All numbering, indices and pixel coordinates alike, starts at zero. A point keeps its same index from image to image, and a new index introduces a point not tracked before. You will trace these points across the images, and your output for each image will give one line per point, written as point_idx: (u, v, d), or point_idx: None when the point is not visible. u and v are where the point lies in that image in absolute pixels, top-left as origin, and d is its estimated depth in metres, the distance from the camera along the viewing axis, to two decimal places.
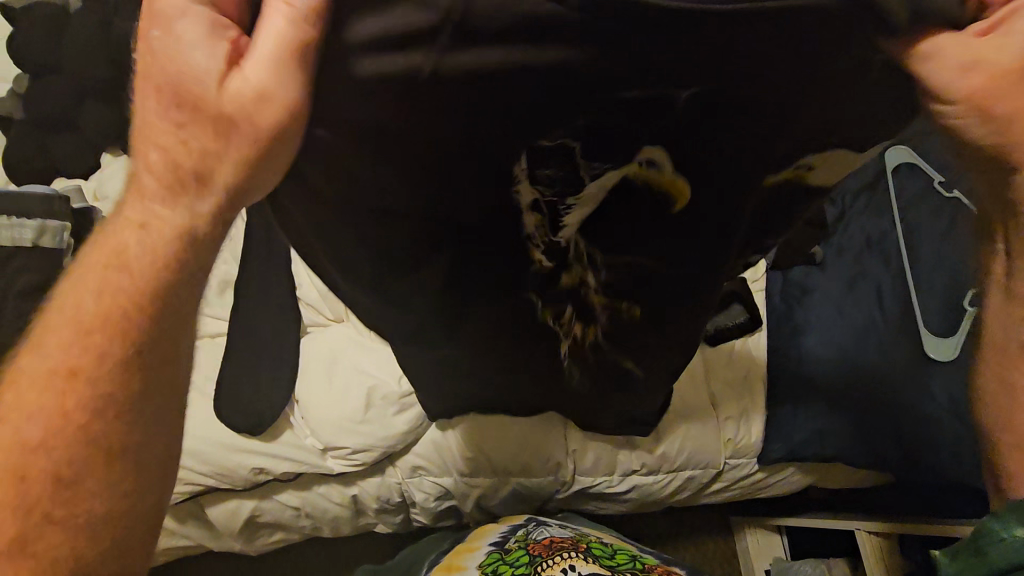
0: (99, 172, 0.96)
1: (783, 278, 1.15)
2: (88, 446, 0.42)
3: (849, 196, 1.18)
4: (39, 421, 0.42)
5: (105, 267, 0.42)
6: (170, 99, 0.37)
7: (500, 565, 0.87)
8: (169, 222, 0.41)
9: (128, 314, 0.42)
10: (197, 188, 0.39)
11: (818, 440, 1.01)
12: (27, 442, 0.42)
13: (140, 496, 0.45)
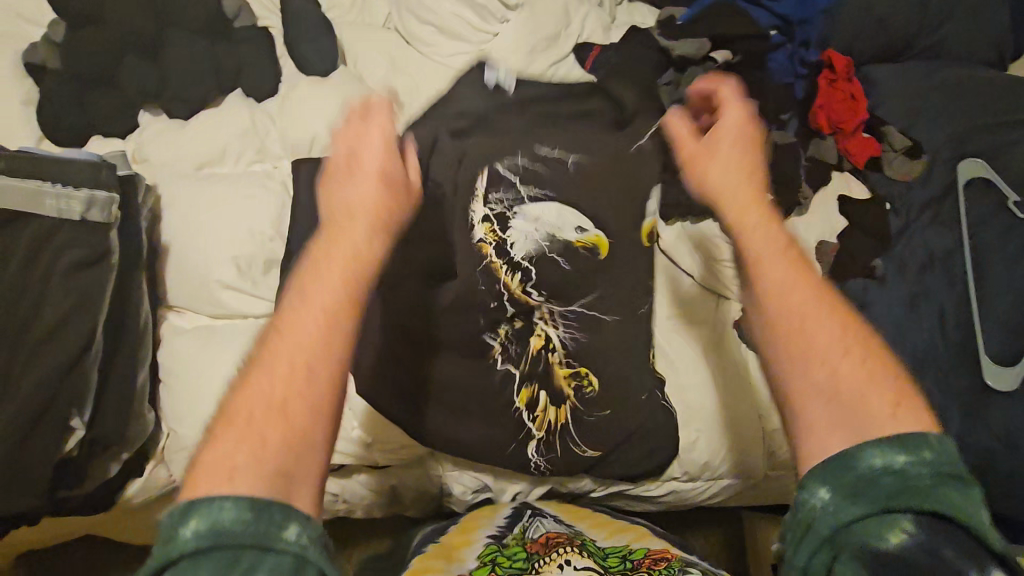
0: (139, 134, 0.91)
1: (839, 290, 1.11)
2: (312, 389, 0.41)
3: (915, 209, 1.13)
4: (304, 332, 0.42)
5: (341, 234, 0.47)
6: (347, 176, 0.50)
7: (497, 558, 0.77)
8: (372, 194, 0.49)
9: (371, 248, 0.48)
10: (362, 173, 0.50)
11: None
12: (305, 332, 0.42)
13: (312, 411, 0.41)
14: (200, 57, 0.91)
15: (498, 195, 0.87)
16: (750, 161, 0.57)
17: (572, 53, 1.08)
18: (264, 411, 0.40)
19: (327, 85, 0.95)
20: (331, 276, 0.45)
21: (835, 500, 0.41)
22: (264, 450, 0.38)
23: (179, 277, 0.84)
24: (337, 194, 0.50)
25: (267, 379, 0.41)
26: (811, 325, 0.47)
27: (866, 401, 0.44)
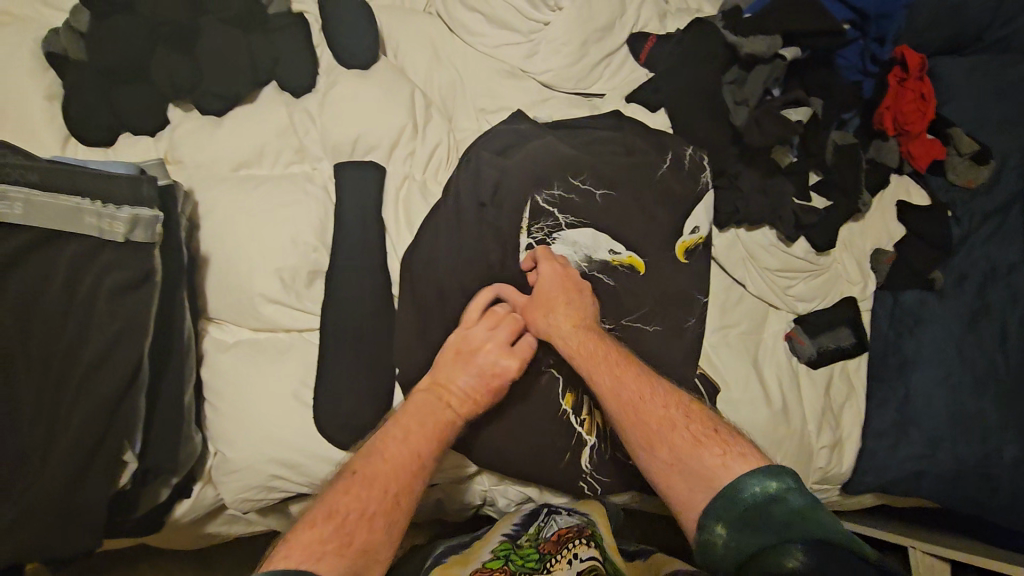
0: (171, 131, 0.85)
1: (893, 300, 1.07)
2: (409, 488, 0.69)
3: (978, 217, 1.08)
4: (409, 450, 0.71)
5: (431, 425, 0.74)
6: (466, 362, 0.79)
7: (510, 557, 0.80)
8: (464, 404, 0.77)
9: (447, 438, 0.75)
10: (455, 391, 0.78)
11: (914, 480, 0.98)
12: (408, 455, 0.70)
13: (381, 530, 0.65)
14: (237, 50, 0.85)
15: (539, 224, 0.86)
16: (565, 295, 0.83)
17: (626, 44, 1.02)
18: (405, 442, 0.71)
19: (369, 80, 0.89)
20: (427, 434, 0.73)
21: (730, 534, 0.59)
22: (356, 535, 0.62)
23: (220, 290, 0.80)
24: (455, 378, 0.78)
25: (399, 452, 0.70)
26: (647, 400, 0.74)
27: (679, 459, 0.69)
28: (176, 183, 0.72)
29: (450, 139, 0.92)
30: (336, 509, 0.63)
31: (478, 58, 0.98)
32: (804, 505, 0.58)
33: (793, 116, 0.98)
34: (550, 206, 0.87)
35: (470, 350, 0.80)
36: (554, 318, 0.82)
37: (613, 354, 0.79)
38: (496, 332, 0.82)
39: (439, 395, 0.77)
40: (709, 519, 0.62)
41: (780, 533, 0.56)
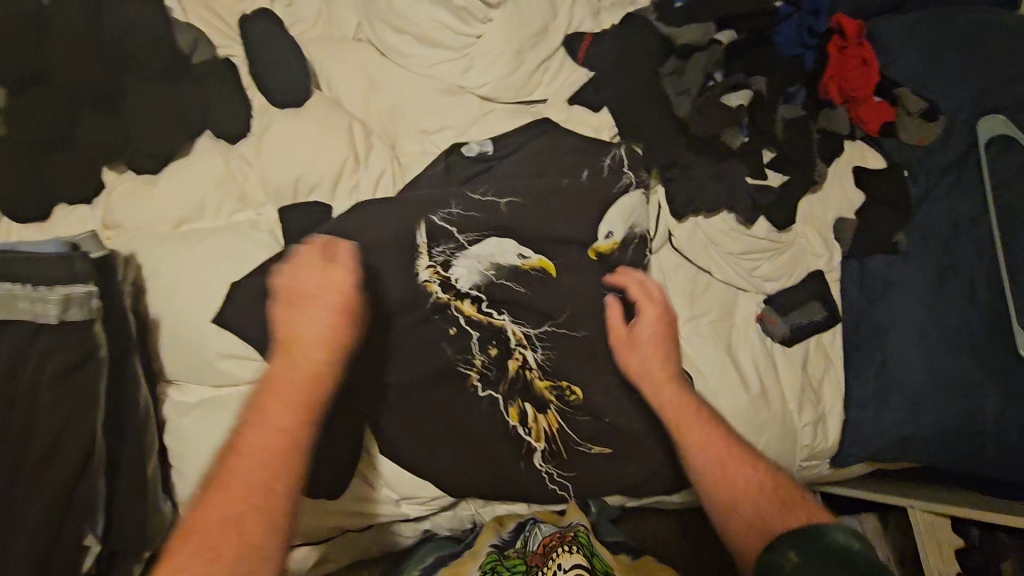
0: (107, 196, 0.83)
1: (861, 269, 1.07)
2: (283, 474, 0.54)
3: (936, 173, 1.07)
4: (271, 433, 0.55)
5: (296, 390, 0.58)
6: (298, 308, 0.63)
7: (498, 567, 0.80)
8: (327, 337, 0.61)
9: (312, 397, 0.59)
10: (297, 341, 0.61)
11: (902, 447, 0.97)
12: (287, 432, 0.56)
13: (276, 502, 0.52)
14: (161, 105, 0.83)
15: (438, 246, 0.80)
16: (660, 342, 0.82)
17: (563, 45, 1.00)
18: (273, 432, 0.55)
19: (303, 116, 0.88)
20: (276, 408, 0.57)
21: (801, 556, 0.57)
22: (245, 530, 0.50)
23: (175, 351, 0.79)
24: (298, 319, 0.63)
25: (283, 439, 0.55)
26: (731, 462, 0.71)
27: (767, 515, 0.65)
28: (111, 252, 0.71)
29: (394, 166, 0.90)
30: (199, 520, 0.50)
31: (414, 79, 0.96)
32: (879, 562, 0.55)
33: (734, 100, 0.97)
34: (446, 225, 0.81)
35: (304, 296, 0.63)
36: (653, 373, 0.80)
37: (707, 414, 0.76)
38: (314, 263, 0.66)
39: (290, 348, 0.61)
40: (781, 546, 0.59)
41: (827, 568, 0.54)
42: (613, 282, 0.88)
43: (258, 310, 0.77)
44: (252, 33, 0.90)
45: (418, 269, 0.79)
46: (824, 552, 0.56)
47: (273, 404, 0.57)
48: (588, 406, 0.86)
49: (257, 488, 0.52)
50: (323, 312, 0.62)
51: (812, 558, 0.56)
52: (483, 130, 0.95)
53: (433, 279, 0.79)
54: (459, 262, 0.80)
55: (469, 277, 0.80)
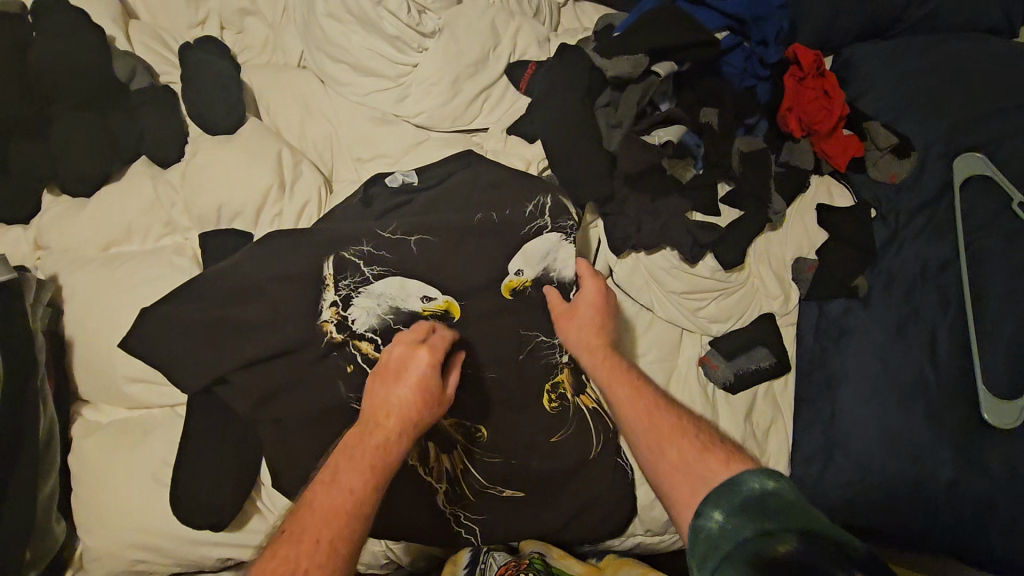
0: (41, 218, 0.87)
1: (818, 312, 1.00)
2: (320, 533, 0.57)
3: (905, 214, 0.99)
4: (347, 498, 0.60)
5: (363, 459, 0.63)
6: (398, 381, 0.69)
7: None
8: (415, 402, 0.67)
9: (387, 462, 0.63)
10: (390, 408, 0.67)
11: (847, 510, 0.90)
12: (343, 501, 0.59)
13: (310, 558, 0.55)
14: (91, 131, 0.85)
15: (344, 279, 0.80)
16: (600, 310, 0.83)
17: (505, 73, 0.99)
18: (343, 498, 0.60)
19: (232, 144, 0.89)
20: (357, 469, 0.61)
21: (729, 518, 0.53)
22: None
23: (87, 372, 0.80)
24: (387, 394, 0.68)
25: (314, 499, 0.60)
26: (655, 418, 0.69)
27: (697, 468, 0.62)
28: (18, 276, 0.75)
29: (320, 194, 0.90)
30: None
31: (351, 107, 0.96)
32: (801, 502, 0.53)
33: (660, 137, 0.93)
34: (356, 260, 0.81)
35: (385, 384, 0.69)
36: (590, 336, 0.81)
37: (636, 378, 0.76)
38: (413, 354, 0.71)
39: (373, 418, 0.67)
40: (705, 508, 0.56)
41: (753, 517, 0.52)
42: (532, 320, 0.86)
43: (163, 337, 0.78)
44: (189, 60, 0.91)
45: (322, 303, 0.79)
46: (745, 499, 0.54)
47: (340, 469, 0.62)
48: (499, 446, 0.85)
49: (289, 550, 0.56)
50: (402, 381, 0.69)
51: (734, 508, 0.54)
52: (415, 159, 0.94)
53: (333, 314, 0.79)
54: (362, 297, 0.80)
55: (370, 313, 0.80)
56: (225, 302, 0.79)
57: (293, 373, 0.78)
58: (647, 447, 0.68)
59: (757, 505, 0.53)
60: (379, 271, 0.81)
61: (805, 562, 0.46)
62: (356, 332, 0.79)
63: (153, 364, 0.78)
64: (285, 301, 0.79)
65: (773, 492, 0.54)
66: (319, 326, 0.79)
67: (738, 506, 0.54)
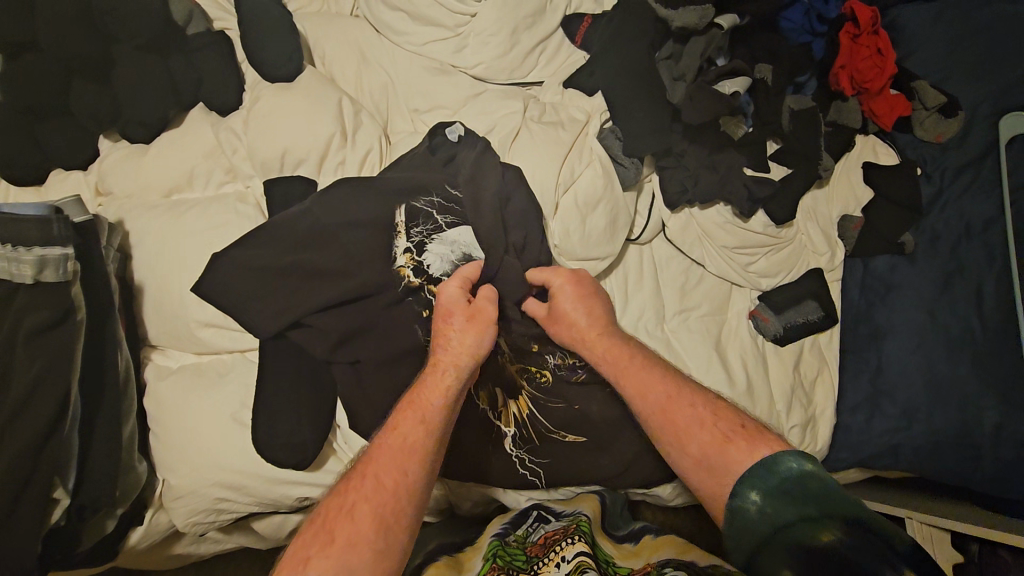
0: (102, 162, 0.87)
1: (864, 268, 1.03)
2: (385, 475, 0.63)
3: (950, 173, 1.01)
4: (409, 444, 0.66)
5: (417, 408, 0.69)
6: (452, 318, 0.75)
7: (497, 554, 0.76)
8: (470, 342, 0.73)
9: (444, 410, 0.70)
10: (446, 350, 0.74)
11: (891, 455, 0.94)
12: (406, 443, 0.66)
13: (384, 496, 0.62)
14: (150, 73, 0.84)
15: (417, 226, 0.81)
16: (586, 302, 0.81)
17: (561, 26, 0.98)
18: (401, 443, 0.66)
19: (292, 90, 0.88)
20: (413, 419, 0.68)
21: (765, 499, 0.57)
22: (354, 519, 0.60)
23: (158, 317, 0.81)
24: (452, 335, 0.74)
25: (379, 446, 0.66)
26: (676, 410, 0.71)
27: (715, 457, 0.65)
28: (94, 217, 0.74)
29: (382, 144, 0.89)
30: (327, 515, 0.61)
31: (407, 57, 0.96)
32: (836, 486, 0.57)
33: (728, 88, 0.93)
34: (429, 208, 0.82)
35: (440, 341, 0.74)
36: (580, 327, 0.80)
37: (652, 364, 0.76)
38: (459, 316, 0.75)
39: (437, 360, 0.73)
40: (741, 488, 0.60)
41: (797, 509, 0.55)
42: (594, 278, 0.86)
43: (236, 283, 0.78)
44: (244, 4, 0.89)
45: (397, 251, 0.80)
46: (781, 482, 0.58)
47: (403, 417, 0.69)
48: (560, 392, 0.87)
49: (355, 495, 0.62)
50: (461, 318, 0.75)
51: (770, 492, 0.58)
52: (473, 111, 0.93)
53: (407, 261, 0.80)
54: (436, 245, 0.81)
55: (442, 259, 0.81)
56: (298, 248, 0.79)
57: (367, 317, 0.79)
58: (670, 436, 0.70)
59: (790, 487, 0.57)
60: (452, 219, 0.82)
61: (850, 552, 0.50)
62: (433, 277, 0.80)
63: (224, 309, 0.78)
64: (359, 247, 0.80)
65: (802, 472, 0.58)
66: (396, 271, 0.80)
67: (776, 490, 0.57)
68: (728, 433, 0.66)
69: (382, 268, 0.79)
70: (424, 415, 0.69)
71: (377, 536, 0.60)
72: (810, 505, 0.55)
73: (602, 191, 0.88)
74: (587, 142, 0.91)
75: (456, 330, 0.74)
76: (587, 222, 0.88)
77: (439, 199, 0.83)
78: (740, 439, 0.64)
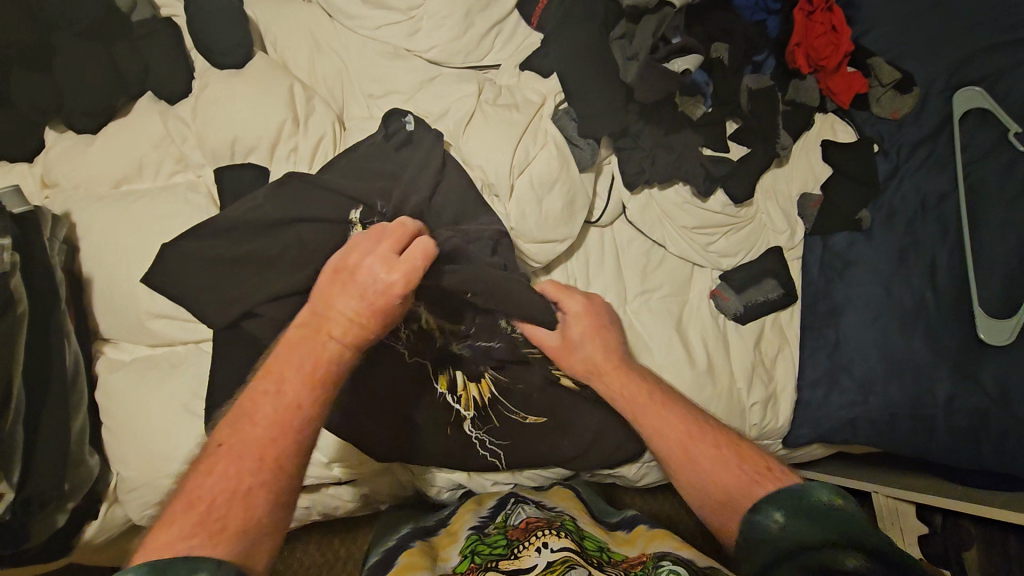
0: (47, 153, 0.85)
1: (823, 246, 1.04)
2: (266, 452, 0.58)
3: (906, 148, 1.02)
4: (282, 409, 0.60)
5: (300, 368, 0.63)
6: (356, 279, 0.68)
7: (477, 547, 0.76)
8: (358, 308, 0.66)
9: (334, 369, 0.64)
10: (335, 312, 0.66)
11: (849, 429, 0.96)
12: (286, 409, 0.61)
13: (263, 477, 0.57)
14: (92, 60, 0.83)
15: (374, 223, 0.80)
16: (599, 333, 0.82)
17: (516, 9, 0.97)
18: (279, 412, 0.60)
19: (241, 76, 0.86)
20: (300, 377, 0.62)
21: (787, 520, 0.57)
22: (224, 502, 0.54)
23: (107, 309, 0.80)
24: (339, 299, 0.67)
25: (257, 411, 0.60)
26: (693, 432, 0.70)
27: (727, 482, 0.65)
28: (35, 209, 0.74)
29: (334, 130, 0.88)
30: (201, 495, 0.55)
31: (361, 42, 0.94)
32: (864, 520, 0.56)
33: (678, 66, 0.92)
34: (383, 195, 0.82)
35: (349, 271, 0.68)
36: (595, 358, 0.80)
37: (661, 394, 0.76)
38: (377, 246, 0.69)
39: (320, 327, 0.66)
40: (765, 507, 0.60)
41: (826, 534, 0.55)
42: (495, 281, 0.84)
43: (187, 272, 0.77)
44: None
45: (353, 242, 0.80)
46: (808, 505, 0.58)
47: (284, 382, 0.62)
48: (520, 371, 0.86)
49: (231, 468, 0.57)
50: (355, 282, 0.68)
51: (797, 514, 0.57)
52: (428, 94, 0.92)
53: None
54: None
55: None
56: (251, 236, 0.79)
57: None
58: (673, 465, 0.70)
59: (816, 514, 0.57)
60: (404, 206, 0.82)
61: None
62: None
63: (174, 298, 0.77)
64: (311, 234, 0.79)
65: (824, 494, 0.58)
66: None
67: (802, 513, 0.57)
68: (742, 464, 0.66)
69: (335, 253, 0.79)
70: (305, 377, 0.63)
71: (250, 523, 0.54)
72: (837, 532, 0.54)
73: (556, 173, 0.88)
74: (542, 124, 0.91)
75: (349, 299, 0.67)
76: (543, 204, 0.88)
77: (394, 184, 0.83)
78: (748, 473, 0.65)
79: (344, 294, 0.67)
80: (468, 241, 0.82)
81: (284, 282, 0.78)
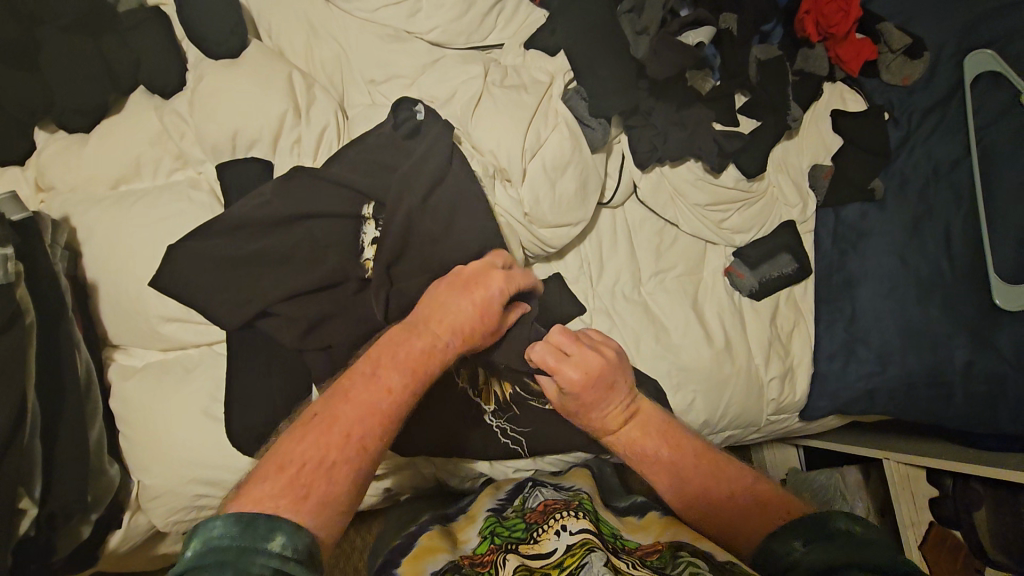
0: (40, 155, 0.82)
1: (835, 218, 1.03)
2: (353, 434, 0.55)
3: (917, 115, 1.01)
4: (381, 393, 0.58)
5: (402, 358, 0.62)
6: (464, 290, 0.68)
7: (495, 530, 0.76)
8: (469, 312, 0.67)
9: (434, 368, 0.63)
10: (442, 311, 0.66)
11: (867, 399, 0.96)
12: (382, 395, 0.58)
13: (348, 453, 0.54)
14: (80, 55, 0.79)
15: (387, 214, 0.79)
16: (604, 387, 0.71)
17: None
18: (377, 390, 0.58)
19: (237, 66, 0.82)
20: (398, 366, 0.60)
21: (808, 547, 0.55)
22: (309, 473, 0.51)
23: (115, 315, 0.77)
24: (449, 298, 0.68)
25: (357, 389, 0.58)
26: (722, 470, 0.68)
27: (766, 504, 0.64)
28: (33, 215, 0.71)
29: (337, 119, 0.85)
30: (285, 460, 0.52)
31: (359, 25, 0.91)
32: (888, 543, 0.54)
33: (692, 39, 0.91)
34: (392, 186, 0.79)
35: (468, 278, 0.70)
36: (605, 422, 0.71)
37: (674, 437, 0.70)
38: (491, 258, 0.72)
39: (428, 321, 0.66)
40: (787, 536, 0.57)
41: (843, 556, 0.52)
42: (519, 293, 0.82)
43: (196, 274, 0.75)
44: None
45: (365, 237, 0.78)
46: (825, 530, 0.55)
47: (385, 370, 0.60)
48: None
49: (320, 436, 0.54)
50: (462, 285, 0.69)
51: (814, 539, 0.55)
52: (432, 78, 0.89)
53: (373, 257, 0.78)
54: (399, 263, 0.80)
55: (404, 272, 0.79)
56: (260, 233, 0.76)
57: (336, 299, 0.77)
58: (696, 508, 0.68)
59: (833, 537, 0.55)
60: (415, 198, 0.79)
61: None
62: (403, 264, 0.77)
63: (184, 301, 0.75)
64: (322, 228, 0.77)
65: (843, 521, 0.56)
66: (363, 261, 0.77)
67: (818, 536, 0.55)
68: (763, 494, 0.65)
69: (348, 247, 0.77)
70: (404, 369, 0.61)
71: (332, 497, 0.51)
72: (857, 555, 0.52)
73: (569, 155, 0.86)
74: (552, 104, 0.88)
75: (459, 302, 0.67)
76: (556, 187, 0.86)
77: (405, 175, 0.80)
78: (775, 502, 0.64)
79: (453, 297, 0.68)
80: (483, 228, 0.80)
81: (297, 279, 0.76)
